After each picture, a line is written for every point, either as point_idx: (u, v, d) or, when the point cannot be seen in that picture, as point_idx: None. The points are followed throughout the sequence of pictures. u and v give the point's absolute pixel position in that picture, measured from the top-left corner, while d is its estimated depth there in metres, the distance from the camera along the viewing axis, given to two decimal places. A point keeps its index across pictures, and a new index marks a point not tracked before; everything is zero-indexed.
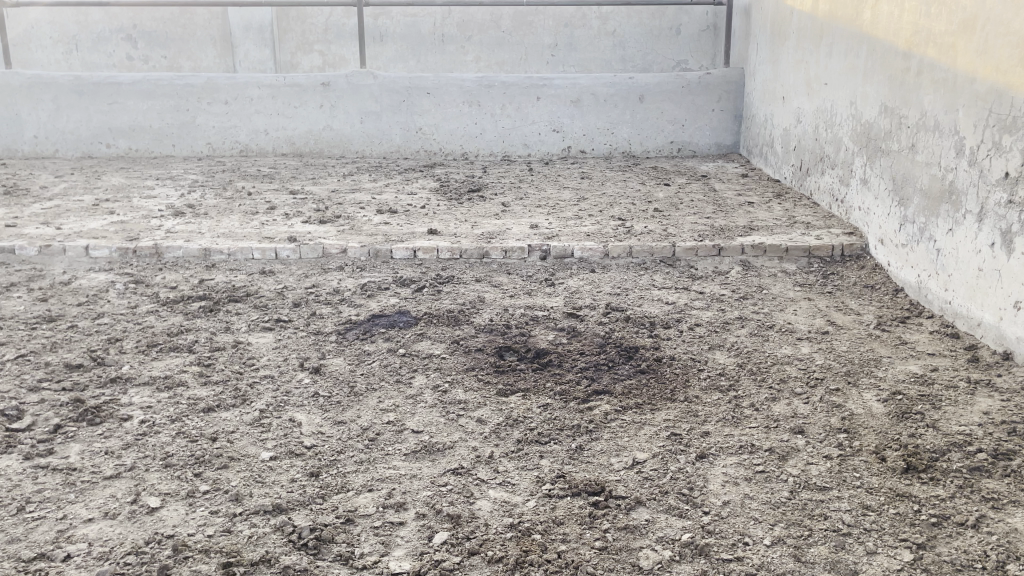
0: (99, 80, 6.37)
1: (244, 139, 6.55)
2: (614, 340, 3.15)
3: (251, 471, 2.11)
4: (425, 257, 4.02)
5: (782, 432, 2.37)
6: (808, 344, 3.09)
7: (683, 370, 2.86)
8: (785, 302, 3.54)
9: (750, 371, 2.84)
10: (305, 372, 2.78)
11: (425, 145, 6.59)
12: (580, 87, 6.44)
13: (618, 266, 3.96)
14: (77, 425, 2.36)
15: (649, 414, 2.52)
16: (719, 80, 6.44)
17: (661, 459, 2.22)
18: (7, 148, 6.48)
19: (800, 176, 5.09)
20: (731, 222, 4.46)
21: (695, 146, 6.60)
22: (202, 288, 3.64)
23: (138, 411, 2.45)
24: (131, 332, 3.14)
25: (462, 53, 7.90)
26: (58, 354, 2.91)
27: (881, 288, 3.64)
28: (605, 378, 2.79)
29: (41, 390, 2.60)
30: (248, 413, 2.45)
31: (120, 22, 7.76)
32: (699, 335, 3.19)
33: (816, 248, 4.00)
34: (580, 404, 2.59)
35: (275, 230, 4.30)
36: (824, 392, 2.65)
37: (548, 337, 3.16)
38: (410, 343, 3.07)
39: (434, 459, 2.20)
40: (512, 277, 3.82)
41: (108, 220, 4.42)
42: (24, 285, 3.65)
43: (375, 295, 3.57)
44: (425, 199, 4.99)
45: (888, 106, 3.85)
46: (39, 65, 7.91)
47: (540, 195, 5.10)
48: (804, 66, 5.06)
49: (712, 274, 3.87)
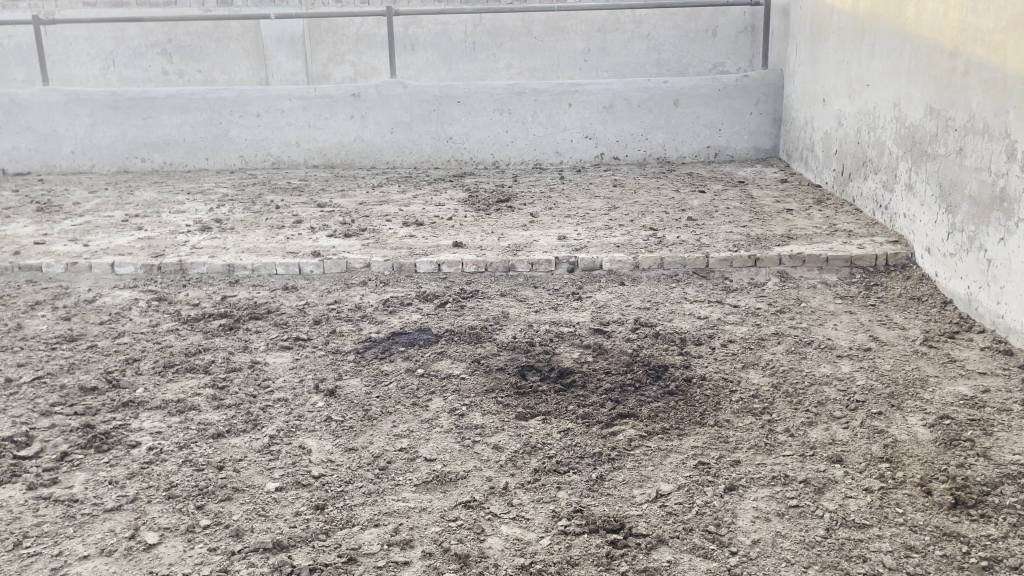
0: (134, 95, 6.42)
1: (275, 151, 6.54)
2: (642, 358, 3.01)
3: (255, 503, 2.03)
4: (450, 270, 3.93)
5: (819, 462, 2.21)
6: (848, 362, 2.92)
7: (714, 392, 2.71)
8: (825, 316, 3.37)
9: (786, 392, 2.68)
10: (320, 394, 2.70)
11: (455, 154, 6.51)
12: (613, 92, 6.31)
13: (649, 278, 3.83)
14: (84, 452, 2.30)
15: (676, 440, 2.38)
16: (757, 82, 6.24)
17: (687, 491, 2.08)
18: (45, 163, 6.57)
19: (842, 181, 4.88)
20: (769, 231, 4.28)
21: (733, 150, 6.41)
22: (224, 305, 3.59)
23: (147, 437, 2.39)
24: (150, 352, 3.09)
25: (493, 61, 7.82)
26: (75, 376, 2.88)
27: (928, 300, 3.44)
28: (631, 401, 2.66)
29: (53, 415, 2.55)
30: (258, 438, 2.38)
31: (155, 36, 7.84)
32: (732, 352, 3.04)
33: (858, 258, 3.81)
34: (603, 429, 2.46)
35: (299, 244, 4.25)
36: (865, 416, 2.48)
37: (573, 355, 3.04)
38: (429, 363, 2.97)
39: (446, 491, 2.10)
40: (538, 291, 3.71)
41: (136, 236, 4.41)
42: (49, 303, 3.64)
43: (397, 311, 3.49)
44: (452, 210, 4.90)
45: (934, 108, 3.66)
46: (78, 81, 8.03)
47: (570, 205, 4.98)
48: (844, 67, 4.86)
49: (747, 286, 3.71)
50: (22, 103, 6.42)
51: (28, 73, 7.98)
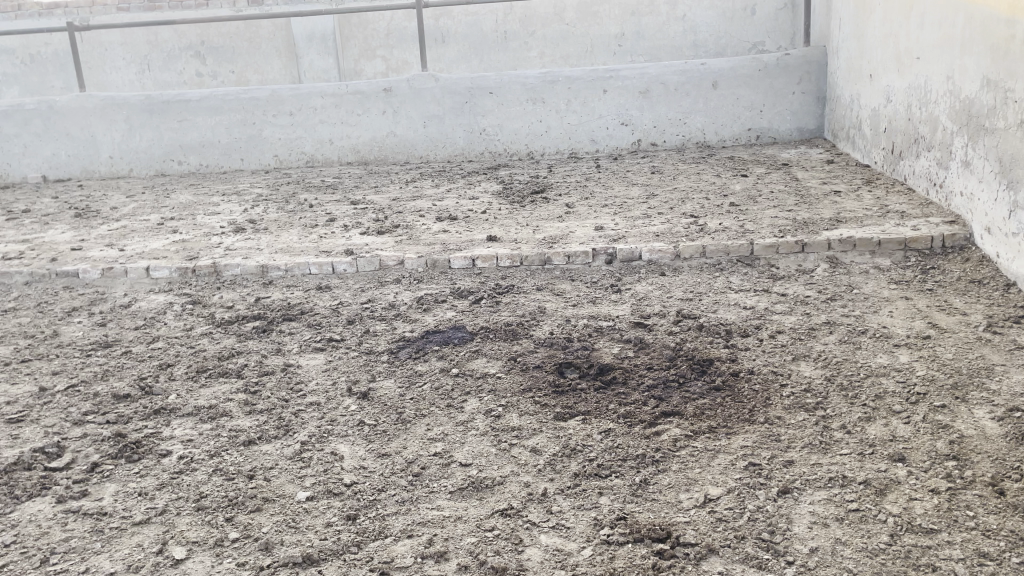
0: (168, 98, 6.44)
1: (309, 149, 6.51)
2: (686, 352, 2.88)
3: (286, 514, 1.96)
4: (484, 265, 3.84)
5: (879, 461, 2.07)
6: (906, 351, 2.76)
7: (762, 387, 2.57)
8: (879, 303, 3.20)
9: (840, 385, 2.54)
10: (352, 398, 2.63)
11: (490, 146, 6.42)
12: (649, 77, 6.15)
13: (691, 268, 3.69)
14: (114, 462, 2.26)
15: (723, 439, 2.25)
16: (799, 60, 6.03)
17: (738, 495, 1.96)
18: (85, 169, 6.63)
19: (892, 160, 4.67)
20: (816, 214, 4.10)
21: (776, 132, 6.21)
22: (258, 306, 3.55)
23: (178, 445, 2.34)
24: (183, 357, 3.06)
25: (526, 50, 7.71)
26: (108, 384, 2.85)
27: (990, 283, 3.25)
28: (675, 398, 2.54)
29: (85, 424, 2.52)
30: (289, 445, 2.31)
31: (188, 39, 7.87)
32: (781, 344, 2.90)
33: (912, 240, 3.62)
34: (646, 429, 2.34)
35: (332, 243, 4.19)
36: (927, 410, 2.33)
37: (613, 351, 2.93)
38: (465, 362, 2.88)
39: (482, 498, 2.01)
40: (576, 284, 3.60)
41: (170, 239, 4.40)
42: (86, 309, 3.64)
43: (431, 309, 3.41)
44: (487, 203, 4.81)
45: (992, 79, 3.45)
46: (115, 85, 8.10)
47: (607, 193, 4.85)
48: (892, 40, 4.65)
49: (795, 273, 3.55)
50: (60, 110, 6.49)
51: (66, 80, 8.08)
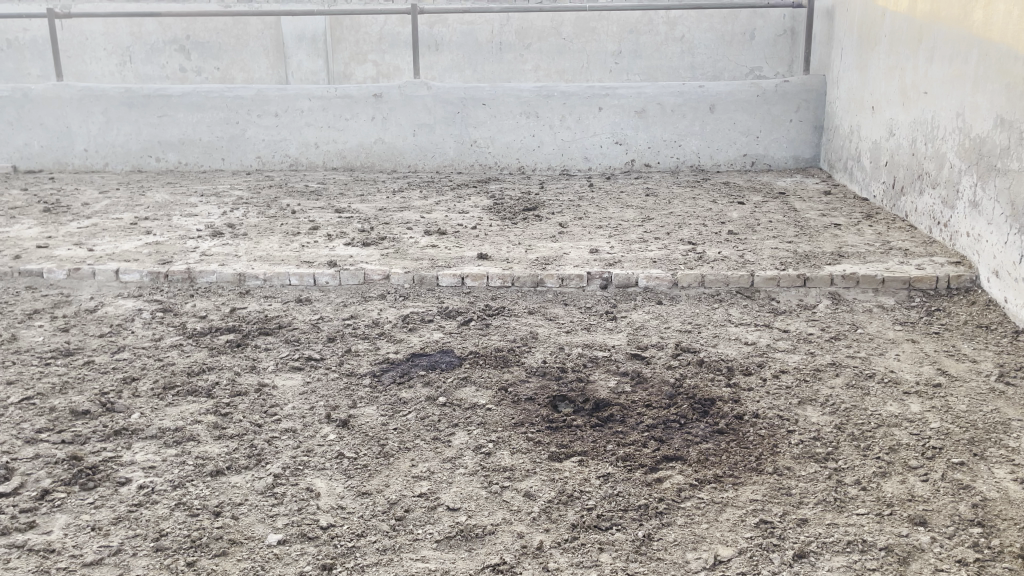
0: (149, 92, 6.22)
1: (294, 152, 6.32)
2: (686, 389, 2.73)
3: (254, 560, 1.79)
4: (474, 284, 3.67)
5: (900, 524, 1.94)
6: (917, 400, 2.63)
7: (769, 432, 2.43)
8: (884, 345, 3.07)
9: (851, 435, 2.41)
10: (331, 425, 2.44)
11: (480, 159, 6.26)
12: (645, 96, 6.04)
13: (688, 298, 3.55)
14: (67, 490, 2.07)
15: (731, 491, 2.11)
16: (798, 88, 5.94)
17: (750, 558, 1.82)
18: (57, 161, 6.38)
19: (893, 195, 4.58)
20: (817, 248, 3.99)
21: (771, 159, 6.12)
22: (233, 318, 3.35)
23: (138, 473, 2.15)
24: (150, 370, 2.85)
25: (520, 62, 7.58)
26: (67, 397, 2.64)
27: (998, 329, 3.14)
28: (677, 440, 2.39)
29: (38, 443, 2.32)
30: (261, 478, 2.13)
31: (173, 33, 7.64)
32: (786, 385, 2.75)
33: (917, 280, 3.51)
34: (647, 475, 2.19)
35: (314, 253, 4.01)
36: (944, 467, 2.21)
37: (610, 384, 2.77)
38: (452, 390, 2.71)
39: (471, 549, 1.85)
40: (569, 309, 3.44)
41: (143, 241, 4.18)
42: (48, 312, 3.42)
43: (417, 329, 3.24)
44: (477, 218, 4.65)
45: (1005, 119, 3.37)
46: (94, 76, 7.85)
47: (601, 214, 4.72)
48: (898, 73, 4.57)
49: (797, 308, 3.43)
50: (35, 98, 6.24)
51: (43, 68, 7.81)
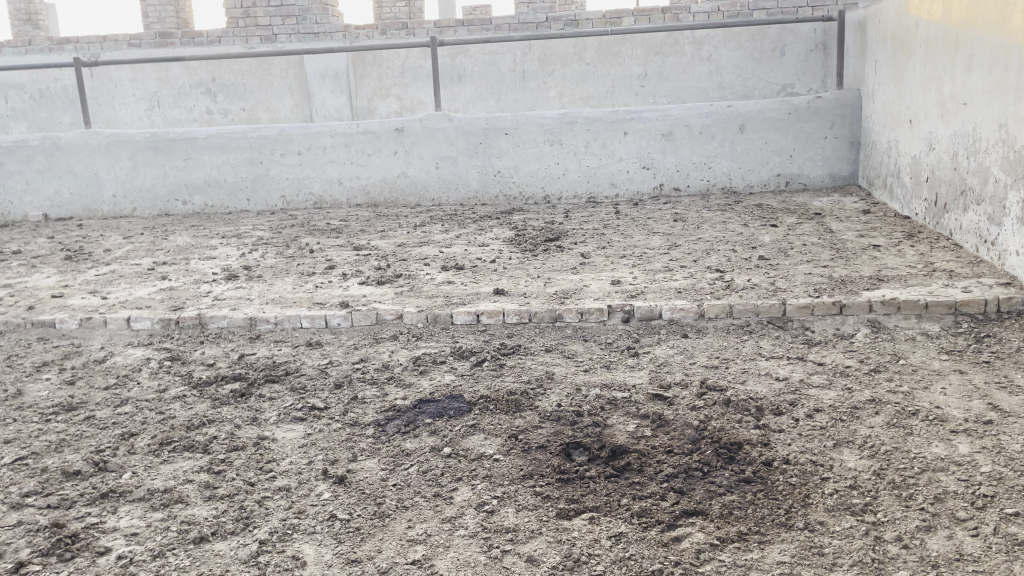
0: (174, 135, 6.24)
1: (317, 190, 6.28)
2: (711, 433, 2.53)
3: None
4: (489, 321, 3.53)
5: None
6: (967, 440, 2.39)
7: (800, 481, 2.22)
8: (929, 376, 2.84)
9: (892, 482, 2.19)
10: (328, 482, 2.30)
11: (504, 189, 6.15)
12: (672, 119, 5.87)
13: (716, 330, 3.35)
14: (43, 561, 1.96)
15: (755, 552, 1.91)
16: (831, 103, 5.72)
17: None
18: (87, 207, 6.44)
19: (936, 213, 4.32)
20: (855, 272, 3.75)
21: (806, 178, 5.88)
22: (241, 365, 3.25)
23: (120, 541, 2.03)
24: (149, 425, 2.75)
25: (544, 89, 7.49)
26: (61, 457, 2.54)
27: None
28: (698, 492, 2.19)
29: (23, 508, 2.22)
30: (246, 544, 2.00)
31: (199, 76, 7.71)
32: (820, 425, 2.53)
33: (963, 303, 3.27)
34: (663, 534, 2.00)
35: (327, 293, 3.91)
36: (996, 519, 1.98)
37: (628, 429, 2.59)
38: (460, 439, 2.55)
39: None
40: (589, 345, 3.27)
41: (157, 287, 4.14)
42: (57, 364, 3.36)
43: (428, 371, 3.09)
44: (497, 251, 4.52)
45: None
46: (124, 121, 7.96)
47: (625, 243, 4.55)
48: (935, 84, 4.33)
49: (832, 338, 3.21)
50: (63, 146, 6.30)
51: (75, 116, 7.95)
